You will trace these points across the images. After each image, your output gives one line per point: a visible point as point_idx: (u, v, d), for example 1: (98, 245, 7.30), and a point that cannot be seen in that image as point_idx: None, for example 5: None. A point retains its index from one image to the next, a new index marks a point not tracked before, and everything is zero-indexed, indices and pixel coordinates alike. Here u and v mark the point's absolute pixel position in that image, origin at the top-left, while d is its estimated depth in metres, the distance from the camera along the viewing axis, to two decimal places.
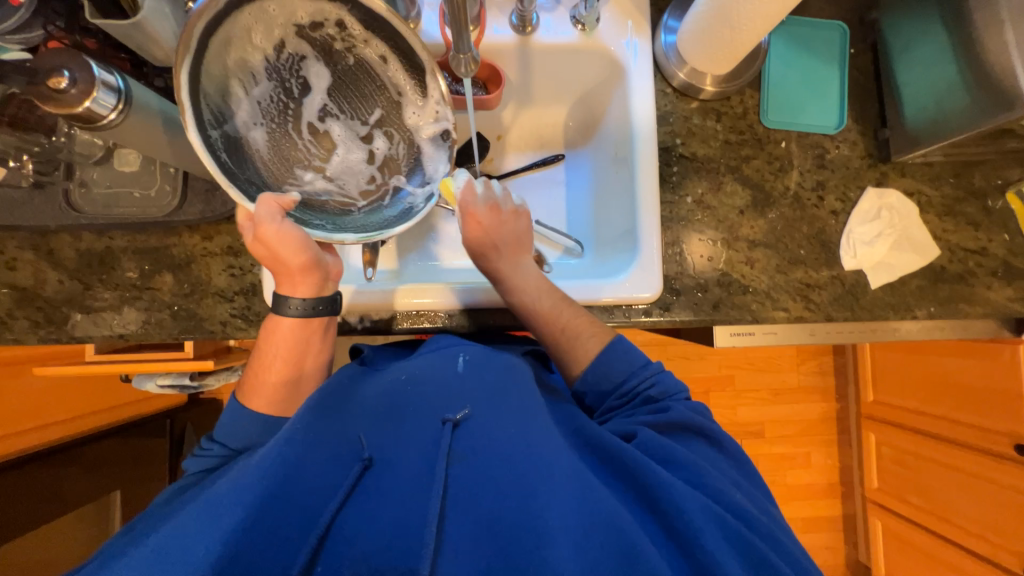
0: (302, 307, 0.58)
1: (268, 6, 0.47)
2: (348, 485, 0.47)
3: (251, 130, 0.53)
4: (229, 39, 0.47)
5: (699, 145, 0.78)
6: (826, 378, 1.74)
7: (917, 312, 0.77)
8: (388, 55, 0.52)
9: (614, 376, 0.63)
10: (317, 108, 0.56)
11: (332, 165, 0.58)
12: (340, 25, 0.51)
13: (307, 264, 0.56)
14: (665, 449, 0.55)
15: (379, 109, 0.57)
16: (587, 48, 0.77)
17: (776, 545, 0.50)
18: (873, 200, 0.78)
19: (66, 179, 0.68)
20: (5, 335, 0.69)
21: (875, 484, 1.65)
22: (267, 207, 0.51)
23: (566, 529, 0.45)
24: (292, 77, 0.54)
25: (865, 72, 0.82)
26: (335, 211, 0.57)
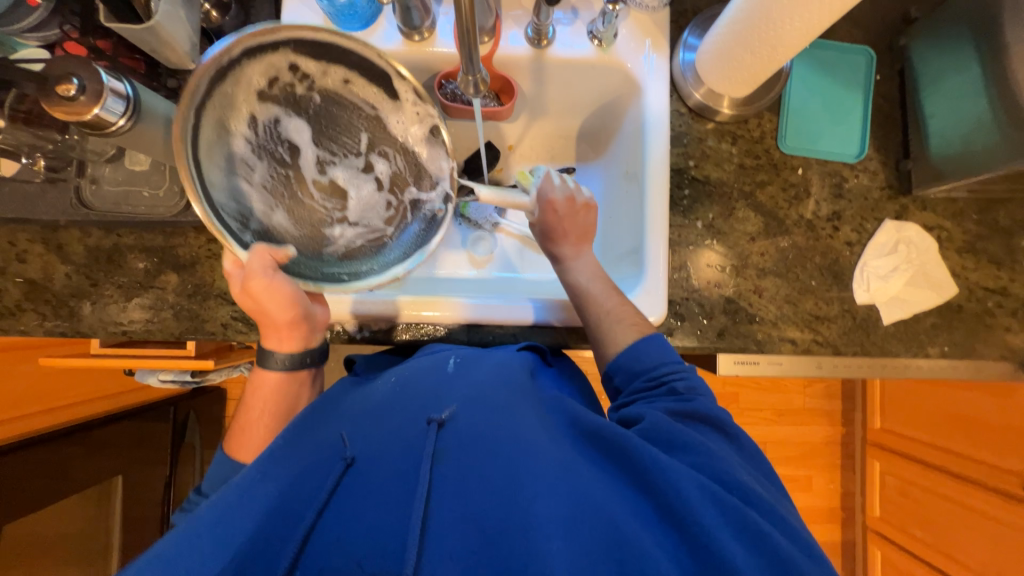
0: (288, 360, 0.58)
1: (232, 84, 0.50)
2: (331, 484, 0.45)
3: (272, 214, 0.56)
4: (212, 135, 0.50)
5: (712, 168, 0.76)
6: (832, 402, 1.71)
7: (930, 350, 0.75)
8: (343, 74, 0.55)
9: (630, 353, 0.60)
10: (313, 163, 0.60)
11: (351, 209, 0.61)
12: (296, 67, 0.53)
13: (295, 319, 0.56)
14: (659, 430, 0.51)
15: (362, 133, 0.60)
16: (602, 64, 0.75)
17: (779, 521, 0.47)
18: (891, 233, 0.76)
19: (78, 175, 0.69)
20: (12, 326, 0.70)
21: (877, 513, 1.63)
22: (262, 261, 0.52)
23: (560, 525, 0.42)
24: (278, 146, 0.57)
25: (891, 100, 0.79)
26: (374, 248, 0.60)
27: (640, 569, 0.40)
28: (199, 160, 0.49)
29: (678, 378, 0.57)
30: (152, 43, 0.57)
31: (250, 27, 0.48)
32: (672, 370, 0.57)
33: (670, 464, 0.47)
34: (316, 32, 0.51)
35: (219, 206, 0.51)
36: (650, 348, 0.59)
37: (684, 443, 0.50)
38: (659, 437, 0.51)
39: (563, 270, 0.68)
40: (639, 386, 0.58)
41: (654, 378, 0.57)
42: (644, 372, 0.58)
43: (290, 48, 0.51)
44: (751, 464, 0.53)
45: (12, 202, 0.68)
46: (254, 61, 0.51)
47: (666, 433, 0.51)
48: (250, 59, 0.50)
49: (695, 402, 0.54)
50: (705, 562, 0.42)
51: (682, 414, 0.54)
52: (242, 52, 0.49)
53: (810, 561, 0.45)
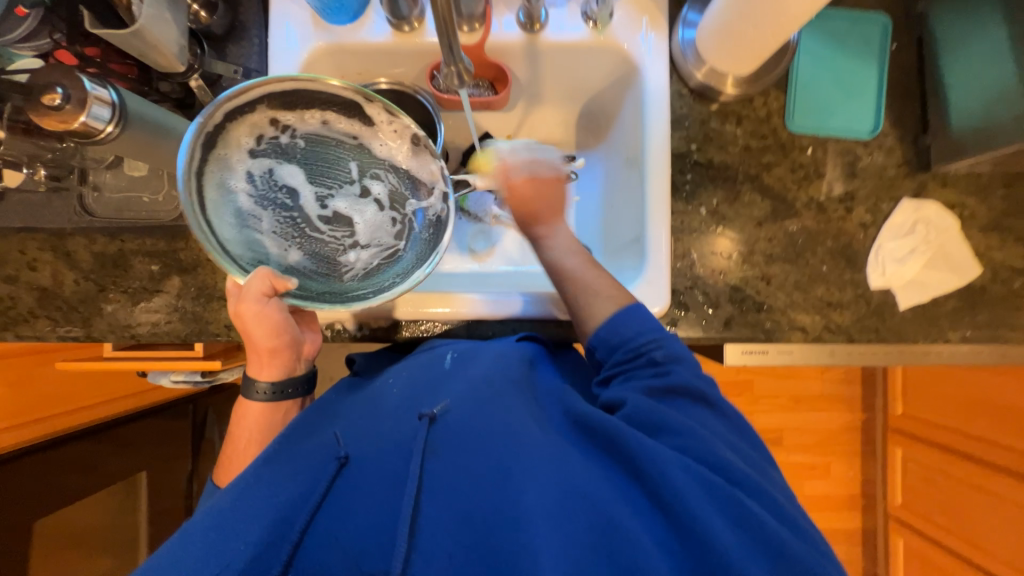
0: (271, 391, 0.55)
1: (223, 147, 0.50)
2: (323, 488, 0.44)
3: (289, 258, 0.53)
4: (214, 197, 0.49)
5: (716, 151, 0.73)
6: (852, 387, 1.66)
7: (951, 336, 0.71)
8: (319, 115, 0.54)
9: (607, 323, 0.57)
10: (314, 201, 0.56)
11: (362, 235, 0.57)
12: (275, 119, 0.52)
13: (282, 346, 0.55)
14: (646, 414, 0.50)
15: (352, 162, 0.56)
16: (599, 46, 0.73)
17: (765, 497, 0.46)
18: (908, 213, 0.72)
19: (80, 183, 0.70)
20: (27, 332, 0.72)
21: (899, 500, 1.59)
22: (261, 280, 0.49)
23: (549, 515, 0.41)
24: (278, 193, 0.54)
25: (908, 71, 0.74)
26: (391, 263, 0.56)
27: (629, 558, 0.40)
28: (209, 220, 0.48)
29: (660, 349, 0.54)
30: (140, 48, 0.56)
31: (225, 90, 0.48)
32: (652, 340, 0.55)
33: (654, 449, 0.46)
34: (284, 82, 0.50)
35: (237, 260, 0.49)
36: (635, 318, 0.56)
37: (670, 424, 0.49)
38: (647, 421, 0.50)
39: (537, 249, 0.63)
40: (618, 359, 0.55)
41: (635, 349, 0.54)
42: (621, 343, 0.55)
43: (265, 102, 0.51)
44: (738, 439, 0.52)
45: (21, 212, 0.70)
46: (237, 123, 0.50)
47: (651, 416, 0.49)
48: (232, 121, 0.50)
49: (674, 375, 0.52)
50: (695, 549, 0.41)
51: (665, 392, 0.52)
52: (223, 116, 0.49)
53: (797, 538, 0.44)
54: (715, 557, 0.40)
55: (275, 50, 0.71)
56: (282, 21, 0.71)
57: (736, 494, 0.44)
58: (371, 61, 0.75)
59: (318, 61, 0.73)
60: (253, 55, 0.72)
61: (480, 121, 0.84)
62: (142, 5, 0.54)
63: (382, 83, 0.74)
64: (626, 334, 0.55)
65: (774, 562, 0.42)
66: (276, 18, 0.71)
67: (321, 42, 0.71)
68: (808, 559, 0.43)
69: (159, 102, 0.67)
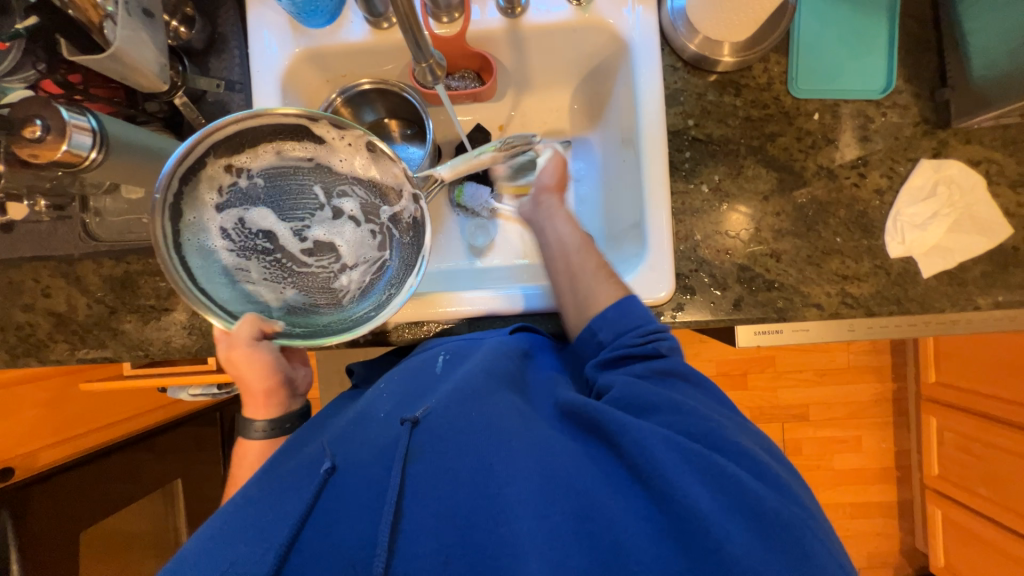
0: (268, 428, 0.58)
1: (190, 211, 0.50)
2: (312, 496, 0.44)
3: (286, 298, 0.54)
4: (199, 263, 0.50)
5: (715, 125, 0.69)
6: (881, 357, 1.59)
7: (980, 302, 0.67)
8: (269, 148, 0.53)
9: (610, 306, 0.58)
10: (292, 235, 0.56)
11: (347, 254, 0.57)
12: (230, 167, 0.52)
13: (274, 383, 0.57)
14: (633, 396, 0.49)
15: (315, 186, 0.56)
16: (584, 25, 0.69)
17: (746, 460, 0.45)
18: (928, 174, 0.68)
19: (82, 210, 0.72)
20: (48, 357, 0.75)
21: (935, 471, 1.53)
22: (250, 325, 0.50)
23: (529, 502, 0.41)
24: (255, 240, 0.54)
25: (922, 20, 0.69)
26: (382, 274, 0.56)
27: (609, 535, 0.40)
28: (202, 287, 0.49)
29: (665, 339, 0.55)
30: (120, 71, 0.56)
31: (170, 156, 0.47)
32: (658, 329, 0.56)
33: (630, 423, 0.45)
34: (224, 128, 0.49)
35: (237, 315, 0.51)
36: (634, 307, 0.58)
37: (656, 404, 0.49)
38: (636, 403, 0.49)
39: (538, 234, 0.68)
40: (626, 342, 0.55)
41: (638, 336, 0.55)
42: (626, 332, 0.56)
43: (214, 154, 0.50)
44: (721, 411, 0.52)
45: (29, 242, 0.72)
46: (194, 184, 0.50)
47: (638, 397, 0.49)
48: (189, 183, 0.49)
49: (668, 362, 0.53)
50: (677, 525, 0.40)
51: (651, 375, 0.52)
52: (179, 183, 0.48)
53: (777, 495, 0.43)
54: (697, 525, 0.39)
55: (255, 60, 0.70)
56: (260, 30, 0.70)
57: (714, 459, 0.43)
58: (352, 62, 0.74)
59: (299, 67, 0.72)
60: (235, 66, 0.72)
61: (469, 113, 0.82)
62: (116, 26, 0.53)
63: (365, 83, 0.73)
64: (631, 321, 0.56)
65: (760, 528, 0.40)
66: (254, 27, 0.70)
67: (300, 48, 0.70)
68: (793, 518, 0.41)
69: (147, 123, 0.68)
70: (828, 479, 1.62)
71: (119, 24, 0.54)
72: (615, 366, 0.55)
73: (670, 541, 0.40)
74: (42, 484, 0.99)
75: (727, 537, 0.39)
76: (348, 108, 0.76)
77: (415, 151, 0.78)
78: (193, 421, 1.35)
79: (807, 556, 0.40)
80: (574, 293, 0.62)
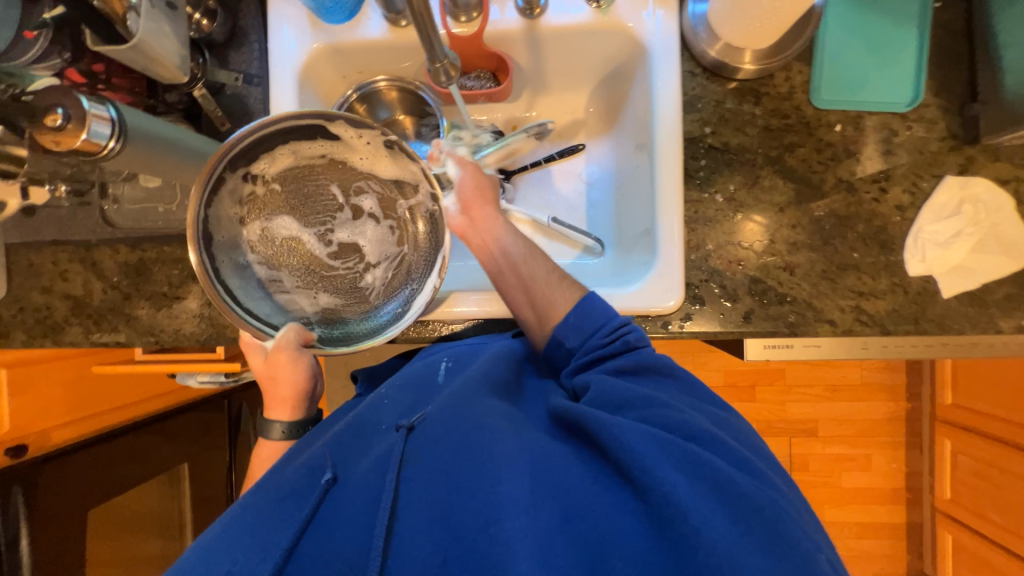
0: (287, 430, 0.59)
1: (218, 231, 0.53)
2: (310, 508, 0.44)
3: (317, 304, 0.58)
4: (237, 280, 0.54)
5: (732, 133, 0.68)
6: (896, 375, 1.55)
7: (1002, 325, 0.65)
8: (286, 151, 0.56)
9: (572, 314, 0.57)
10: (318, 240, 0.59)
11: (372, 254, 0.61)
12: (248, 174, 0.54)
13: (301, 392, 0.58)
14: (615, 393, 0.49)
15: (333, 186, 0.59)
16: (602, 27, 0.69)
17: (722, 447, 0.44)
18: (953, 191, 0.65)
19: (101, 197, 0.73)
20: (63, 339, 0.76)
21: (947, 495, 1.50)
22: (296, 334, 0.54)
23: (518, 501, 0.41)
24: (281, 249, 0.57)
25: (953, 33, 0.67)
26: (402, 270, 0.60)
27: (595, 532, 0.39)
28: (245, 307, 0.54)
29: (632, 332, 0.56)
30: (141, 61, 0.57)
31: (194, 179, 0.49)
32: (623, 324, 0.56)
33: (609, 418, 0.45)
34: (241, 142, 0.51)
35: (279, 326, 0.56)
36: (595, 305, 0.57)
37: (633, 398, 0.49)
38: (612, 400, 0.49)
39: (478, 253, 0.63)
40: (597, 345, 0.55)
41: (609, 336, 0.55)
42: (591, 334, 0.56)
43: (231, 168, 0.52)
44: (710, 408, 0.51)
45: (50, 227, 0.74)
46: (219, 199, 0.53)
47: (615, 394, 0.49)
48: (212, 205, 0.52)
49: (643, 355, 0.53)
50: (665, 522, 0.39)
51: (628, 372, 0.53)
52: (205, 209, 0.51)
53: (757, 482, 0.42)
54: (674, 516, 0.38)
55: (274, 53, 0.71)
56: (279, 25, 0.70)
57: (691, 447, 0.43)
58: (369, 59, 0.74)
59: (317, 62, 0.72)
60: (253, 60, 0.73)
61: (484, 113, 0.82)
62: (139, 18, 0.54)
63: (380, 80, 0.74)
64: (594, 321, 0.56)
65: (737, 512, 0.39)
66: (274, 21, 0.71)
67: (319, 43, 0.71)
68: (767, 501, 0.41)
69: (166, 113, 0.69)
70: (834, 497, 1.59)
71: (142, 16, 0.55)
72: (593, 366, 0.55)
73: (653, 532, 0.39)
74: (55, 464, 1.02)
75: (707, 524, 0.38)
76: (364, 105, 0.76)
77: (428, 149, 0.78)
78: (202, 407, 1.37)
79: (790, 543, 0.39)
80: (531, 305, 0.60)
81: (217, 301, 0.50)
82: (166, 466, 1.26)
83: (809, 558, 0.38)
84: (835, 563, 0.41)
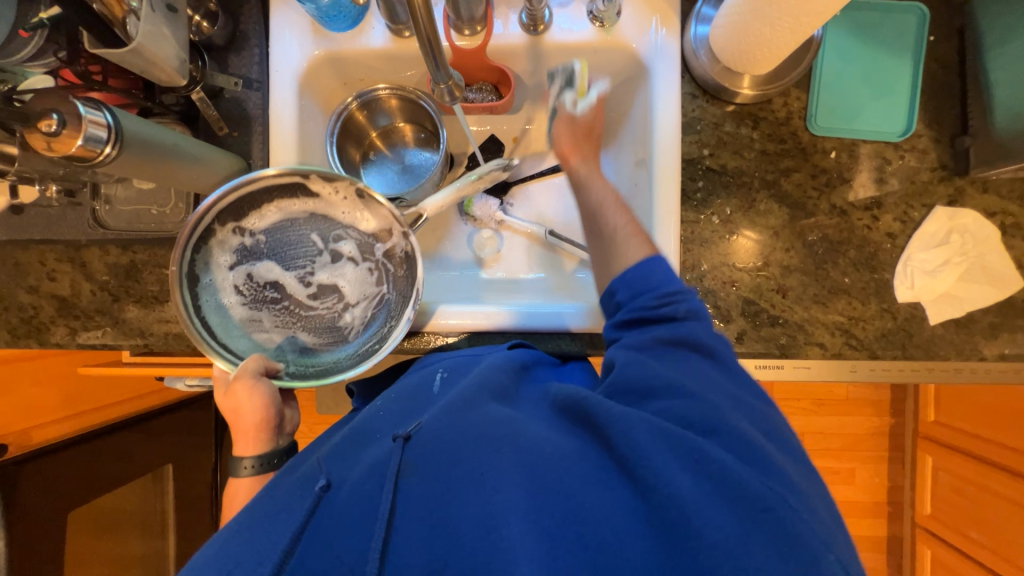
0: (255, 465, 0.57)
1: (206, 274, 0.57)
2: (305, 516, 0.44)
3: (294, 340, 0.61)
4: (218, 316, 0.58)
5: (730, 156, 0.69)
6: (881, 392, 1.58)
7: (985, 353, 0.66)
8: (272, 208, 0.60)
9: (635, 267, 0.54)
10: (299, 283, 0.62)
11: (350, 294, 0.64)
12: (236, 229, 0.59)
13: (264, 421, 0.57)
14: (637, 381, 0.48)
15: (314, 235, 0.62)
16: (605, 47, 0.69)
17: (734, 440, 0.43)
18: (942, 221, 0.67)
19: (93, 197, 0.72)
20: (48, 340, 0.75)
21: (927, 510, 1.53)
22: (255, 363, 0.56)
23: (520, 508, 0.41)
24: (264, 291, 0.61)
25: (947, 66, 0.68)
26: (381, 309, 0.63)
27: (594, 533, 0.39)
28: (223, 343, 0.57)
29: (684, 302, 0.52)
30: (139, 64, 0.56)
31: (180, 232, 0.54)
32: (679, 291, 0.52)
33: (617, 412, 0.45)
34: (224, 199, 0.56)
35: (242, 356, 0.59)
36: (658, 268, 0.54)
37: (652, 388, 0.47)
38: (630, 389, 0.48)
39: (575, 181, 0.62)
40: (645, 304, 0.52)
41: (662, 297, 0.52)
42: (648, 290, 0.53)
43: (220, 222, 0.57)
44: (735, 388, 0.49)
45: (39, 225, 0.72)
46: (208, 249, 0.57)
47: (636, 377, 0.48)
48: (200, 250, 0.57)
49: (682, 329, 0.51)
50: (665, 521, 0.39)
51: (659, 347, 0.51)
52: (192, 252, 0.56)
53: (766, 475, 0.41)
54: (674, 514, 0.39)
55: (274, 59, 0.70)
56: (281, 30, 0.70)
57: (697, 442, 0.42)
58: (370, 67, 0.74)
59: (317, 69, 0.72)
60: (254, 65, 0.72)
61: (484, 124, 0.82)
62: (139, 21, 0.54)
63: (381, 89, 0.74)
64: (654, 281, 0.53)
65: (739, 506, 0.39)
66: (276, 26, 0.70)
67: (320, 50, 0.70)
68: (776, 497, 0.40)
69: (162, 115, 0.67)
70: None
71: (142, 20, 0.54)
72: (639, 329, 0.52)
73: (652, 532, 0.39)
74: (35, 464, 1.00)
75: (706, 521, 0.38)
76: (363, 112, 0.76)
77: (428, 157, 0.80)
78: (189, 406, 1.36)
79: (797, 539, 0.38)
80: (602, 247, 0.58)
81: (193, 335, 0.55)
82: (150, 466, 1.23)
83: (813, 555, 0.38)
84: (846, 562, 0.40)
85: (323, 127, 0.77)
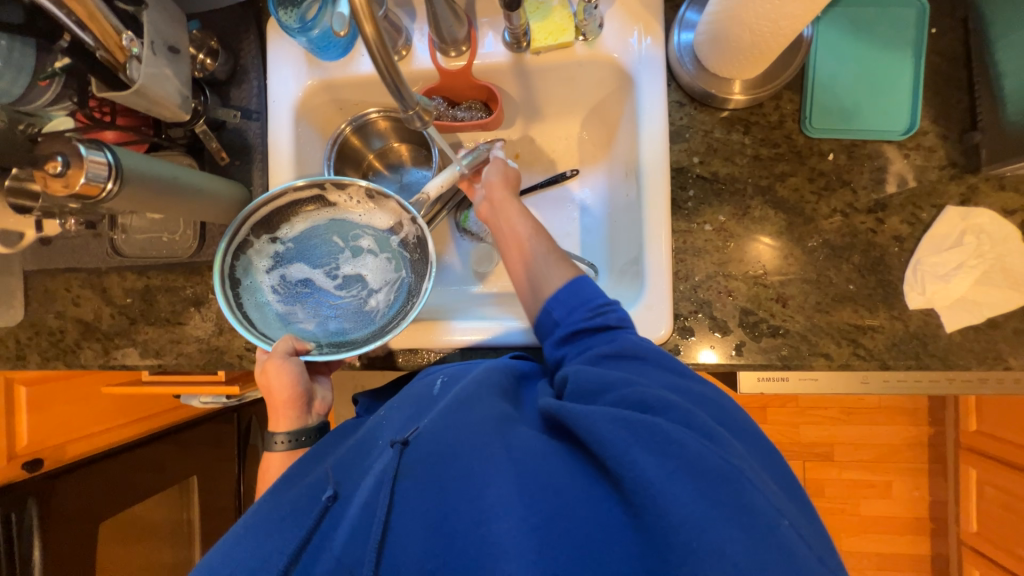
0: (288, 440, 0.61)
1: (246, 277, 0.63)
2: (310, 525, 0.46)
3: (325, 325, 0.64)
4: (258, 311, 0.62)
5: (721, 163, 0.67)
6: (918, 399, 1.48)
7: (1011, 363, 0.62)
8: (300, 217, 0.65)
9: (564, 289, 0.58)
10: (326, 277, 0.66)
11: (374, 280, 0.67)
12: (272, 239, 0.64)
13: (295, 397, 0.61)
14: (589, 381, 0.48)
15: (337, 237, 0.67)
16: (589, 59, 0.69)
17: (688, 421, 0.41)
18: (954, 222, 0.63)
19: (110, 228, 0.77)
20: (75, 362, 0.80)
21: (974, 528, 1.42)
22: (286, 342, 0.60)
23: (508, 505, 0.40)
24: (295, 286, 0.65)
25: (952, 58, 0.65)
26: (404, 291, 0.66)
27: (577, 527, 0.38)
28: (265, 333, 0.62)
29: (613, 310, 0.56)
30: (143, 104, 0.60)
31: (221, 241, 0.60)
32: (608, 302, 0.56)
33: (577, 410, 0.43)
34: (258, 211, 0.62)
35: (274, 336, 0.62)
36: (586, 284, 0.58)
37: (608, 382, 0.47)
38: (586, 388, 0.47)
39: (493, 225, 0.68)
40: (580, 317, 0.56)
41: (594, 307, 0.56)
42: (579, 305, 0.56)
43: (256, 234, 0.63)
44: (693, 382, 0.48)
45: (66, 254, 0.78)
46: (247, 258, 0.63)
47: (593, 377, 0.48)
48: (240, 257, 0.62)
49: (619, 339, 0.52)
50: (639, 513, 0.37)
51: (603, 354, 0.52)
52: (232, 259, 0.61)
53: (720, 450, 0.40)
54: (641, 498, 0.37)
55: (272, 90, 0.74)
56: (277, 62, 0.74)
57: (657, 424, 0.40)
58: (362, 92, 0.76)
59: (312, 97, 0.75)
60: (253, 96, 0.75)
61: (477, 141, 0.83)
62: (140, 65, 0.57)
63: (372, 112, 0.76)
64: (582, 297, 0.57)
65: (705, 486, 0.37)
66: (273, 61, 0.74)
67: (313, 79, 0.73)
68: (732, 472, 0.38)
69: (170, 148, 0.72)
70: (851, 525, 1.53)
71: (143, 63, 0.57)
72: (576, 339, 0.55)
73: (627, 520, 0.38)
74: None
75: (672, 501, 0.36)
76: (357, 136, 0.79)
77: (424, 175, 0.82)
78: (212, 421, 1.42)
79: (768, 529, 0.36)
80: (528, 279, 0.63)
81: (238, 327, 0.59)
82: (175, 479, 1.29)
83: (770, 524, 0.36)
84: (814, 544, 0.37)
85: (321, 150, 0.79)
